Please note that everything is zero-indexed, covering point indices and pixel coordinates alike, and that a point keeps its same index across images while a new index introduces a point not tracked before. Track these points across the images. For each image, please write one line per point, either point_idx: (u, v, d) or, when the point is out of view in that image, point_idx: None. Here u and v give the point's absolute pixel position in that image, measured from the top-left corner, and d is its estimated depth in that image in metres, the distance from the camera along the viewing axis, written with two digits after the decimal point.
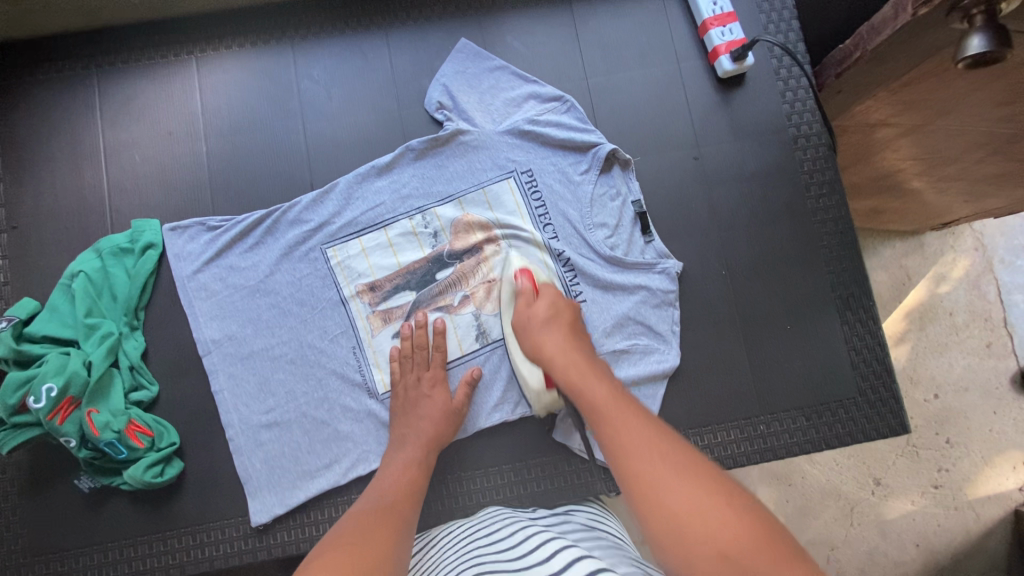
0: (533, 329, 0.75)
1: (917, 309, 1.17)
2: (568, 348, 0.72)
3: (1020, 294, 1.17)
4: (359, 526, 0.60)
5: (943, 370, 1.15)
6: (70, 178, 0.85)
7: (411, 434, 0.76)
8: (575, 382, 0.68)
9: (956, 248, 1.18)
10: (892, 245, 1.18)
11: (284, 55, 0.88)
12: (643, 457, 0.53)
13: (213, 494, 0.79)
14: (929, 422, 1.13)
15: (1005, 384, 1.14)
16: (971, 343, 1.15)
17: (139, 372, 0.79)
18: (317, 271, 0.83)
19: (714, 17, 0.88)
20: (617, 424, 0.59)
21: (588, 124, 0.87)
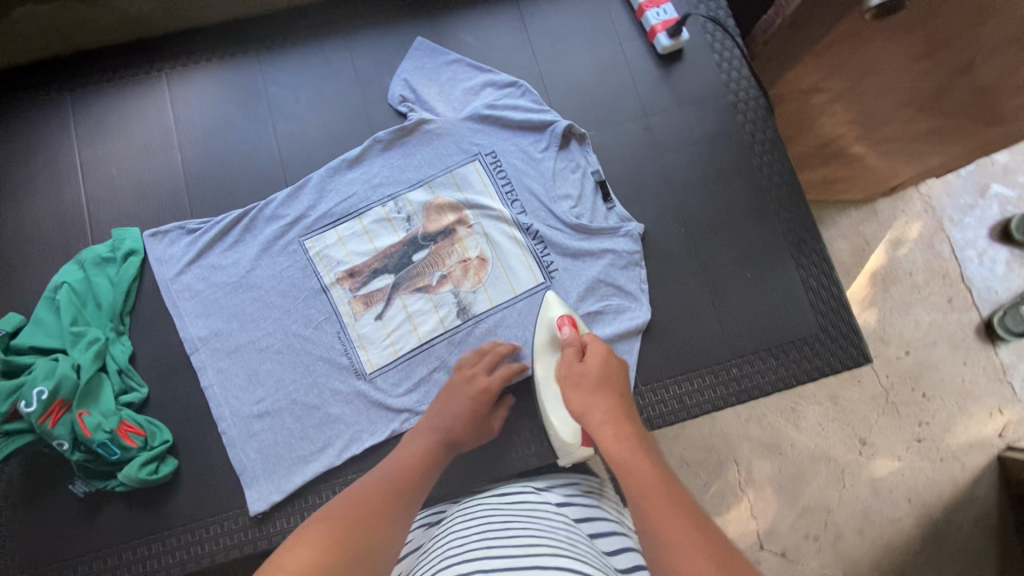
0: (581, 387, 0.72)
1: (880, 272, 1.22)
2: (612, 413, 0.69)
3: (972, 250, 1.23)
4: (353, 506, 0.59)
5: (911, 328, 1.20)
6: (49, 196, 0.87)
7: (434, 424, 0.74)
8: (618, 449, 0.65)
9: (907, 213, 1.25)
10: (848, 214, 1.25)
11: (249, 65, 0.93)
12: (693, 562, 0.50)
13: (210, 489, 0.80)
14: (905, 379, 1.18)
15: (971, 335, 1.19)
16: (933, 300, 1.21)
17: (128, 375, 0.81)
18: (297, 263, 0.86)
19: (648, 0, 0.96)
20: (664, 519, 0.55)
21: (544, 105, 0.93)
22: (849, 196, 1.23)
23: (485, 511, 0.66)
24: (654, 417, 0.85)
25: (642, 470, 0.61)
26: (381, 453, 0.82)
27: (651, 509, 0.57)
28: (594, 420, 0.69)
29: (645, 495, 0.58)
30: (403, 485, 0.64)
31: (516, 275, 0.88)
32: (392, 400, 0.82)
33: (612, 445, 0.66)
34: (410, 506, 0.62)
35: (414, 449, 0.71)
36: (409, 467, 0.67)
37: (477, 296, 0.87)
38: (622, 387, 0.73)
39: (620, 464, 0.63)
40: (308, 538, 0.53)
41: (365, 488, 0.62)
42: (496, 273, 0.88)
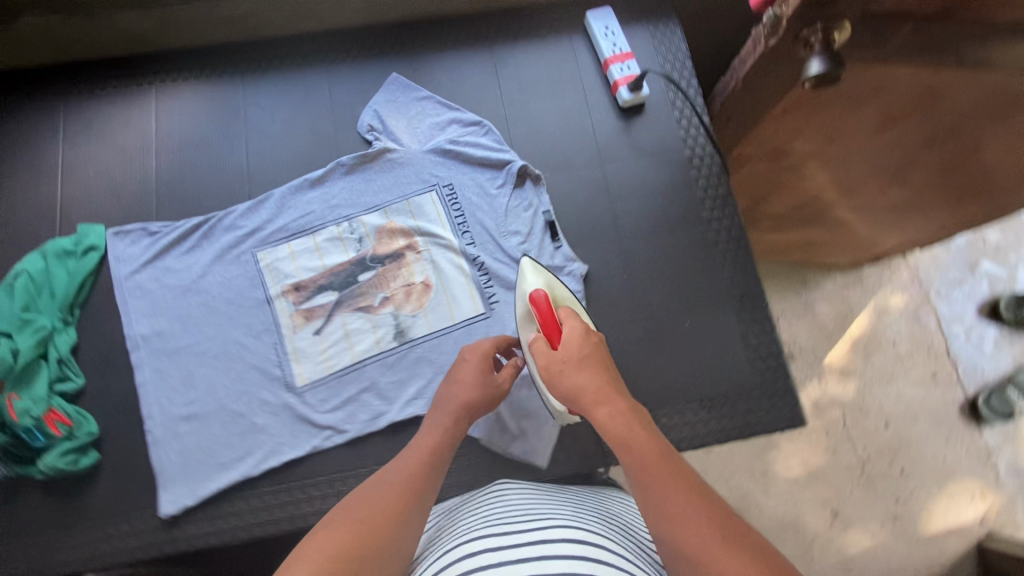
0: (565, 373, 0.65)
1: (862, 338, 1.31)
2: (603, 390, 0.63)
3: (959, 325, 1.30)
4: (364, 509, 0.58)
5: (893, 401, 1.27)
6: (26, 189, 0.92)
7: (447, 399, 0.75)
8: (614, 426, 0.61)
9: (893, 282, 1.33)
10: (835, 278, 1.35)
11: (234, 86, 0.99)
12: (698, 535, 0.49)
13: (127, 486, 0.81)
14: (883, 453, 1.23)
15: (955, 413, 1.25)
16: (917, 372, 1.28)
17: (67, 365, 0.84)
18: (246, 273, 0.89)
19: (614, 56, 1.00)
20: (672, 498, 0.53)
21: (504, 145, 0.97)
22: (836, 259, 1.33)
23: (492, 509, 0.66)
24: (578, 454, 0.88)
25: (641, 444, 0.58)
26: (300, 468, 0.83)
27: (657, 489, 0.54)
28: (588, 402, 0.63)
29: (646, 470, 0.56)
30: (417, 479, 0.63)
31: (456, 303, 0.90)
32: (317, 416, 0.84)
33: (609, 427, 0.61)
34: (421, 505, 0.61)
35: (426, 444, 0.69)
36: (423, 465, 0.66)
37: (416, 321, 0.88)
38: (607, 363, 0.67)
39: (620, 441, 0.59)
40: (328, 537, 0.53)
41: (379, 488, 0.61)
42: (438, 300, 0.90)
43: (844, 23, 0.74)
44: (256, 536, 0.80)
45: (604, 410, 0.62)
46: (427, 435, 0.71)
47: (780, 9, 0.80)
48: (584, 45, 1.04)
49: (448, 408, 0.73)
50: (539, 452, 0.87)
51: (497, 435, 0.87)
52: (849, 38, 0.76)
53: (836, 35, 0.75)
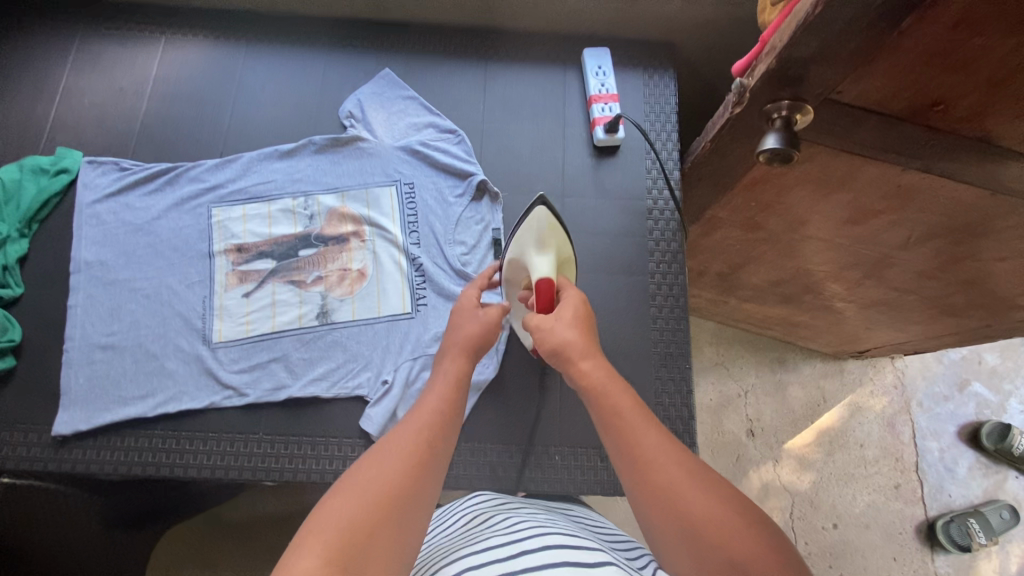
0: (555, 329, 0.69)
1: (829, 432, 1.41)
2: (585, 347, 0.67)
3: (932, 441, 1.39)
4: (383, 466, 0.55)
5: (846, 503, 1.35)
6: (24, 106, 0.99)
7: (452, 344, 0.76)
8: (594, 376, 0.65)
9: (875, 382, 1.44)
10: (812, 364, 1.46)
11: (237, 50, 1.04)
12: (665, 468, 0.54)
13: (32, 399, 0.84)
14: (824, 553, 1.31)
15: (909, 530, 1.32)
16: (878, 479, 1.36)
17: (10, 273, 0.88)
18: (197, 224, 0.93)
19: (599, 94, 1.02)
20: (647, 445, 0.56)
21: (472, 157, 0.99)
22: (816, 346, 1.44)
23: (478, 525, 0.66)
24: (467, 473, 0.86)
25: (618, 398, 0.61)
26: (192, 419, 0.84)
27: (627, 434, 0.58)
28: (572, 355, 0.67)
29: (620, 418, 0.60)
30: (432, 433, 0.61)
31: (385, 298, 0.91)
32: (223, 374, 0.86)
33: (590, 379, 0.64)
34: (438, 466, 0.58)
35: (437, 397, 0.68)
36: (436, 416, 0.64)
37: (342, 305, 0.90)
38: (594, 327, 0.72)
39: (600, 392, 0.63)
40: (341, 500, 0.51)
41: (394, 444, 0.58)
42: (369, 290, 0.91)
43: (805, 108, 0.74)
44: (135, 475, 0.82)
45: (587, 363, 0.66)
46: (435, 388, 0.70)
47: (749, 80, 0.80)
48: (575, 79, 1.06)
49: (450, 349, 0.75)
50: None
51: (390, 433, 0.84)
52: (812, 121, 0.75)
53: (797, 117, 0.75)
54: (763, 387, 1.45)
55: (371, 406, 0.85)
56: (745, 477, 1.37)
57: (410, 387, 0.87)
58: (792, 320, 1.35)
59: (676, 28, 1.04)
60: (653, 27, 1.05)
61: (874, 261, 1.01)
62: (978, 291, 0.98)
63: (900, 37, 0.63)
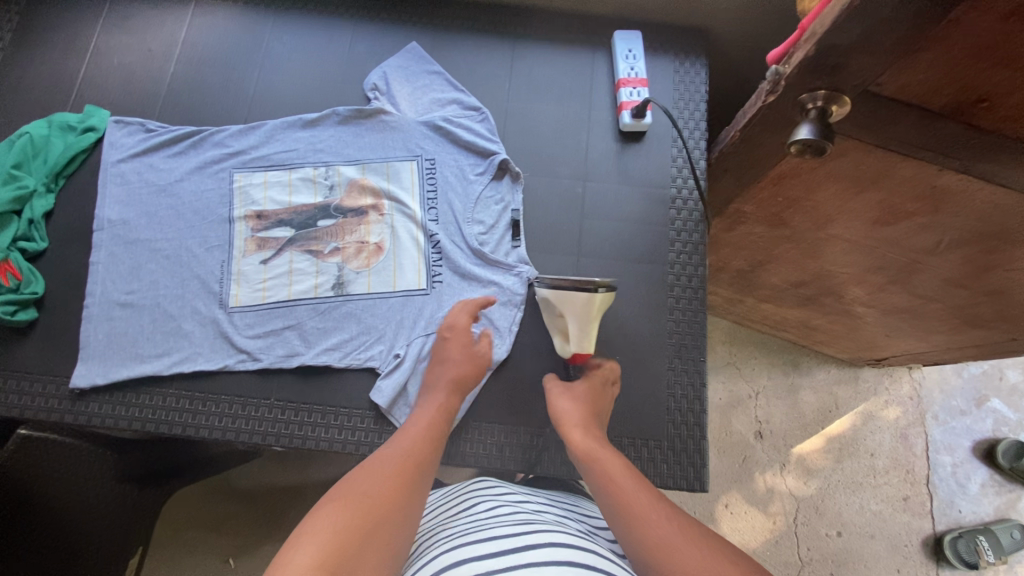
0: (559, 396, 0.81)
1: (839, 439, 1.39)
2: (584, 423, 0.77)
3: (945, 455, 1.36)
4: (373, 483, 0.63)
5: (853, 511, 1.33)
6: (57, 63, 1.00)
7: (438, 378, 0.81)
8: (589, 444, 0.73)
9: (890, 392, 1.41)
10: (827, 370, 1.44)
11: (266, 18, 1.04)
12: (656, 523, 0.59)
13: (53, 351, 0.86)
14: (825, 559, 1.30)
15: (915, 543, 1.30)
16: (887, 490, 1.34)
17: (36, 227, 0.89)
18: (219, 189, 0.93)
19: (627, 78, 1.00)
20: (631, 499, 0.63)
21: (495, 136, 0.98)
22: (832, 352, 1.41)
23: (475, 515, 0.67)
24: (475, 453, 0.86)
25: (610, 465, 0.69)
26: (206, 380, 0.85)
27: (619, 491, 0.65)
28: (570, 426, 0.77)
29: (611, 480, 0.67)
30: (417, 456, 0.69)
31: (401, 272, 0.91)
32: (238, 338, 0.86)
33: (584, 450, 0.72)
34: (421, 484, 0.65)
35: (424, 422, 0.75)
36: (421, 440, 0.72)
37: (358, 278, 0.90)
38: (601, 408, 0.82)
39: (591, 458, 0.71)
40: (335, 508, 0.58)
41: (381, 463, 0.66)
42: (386, 264, 0.91)
43: (841, 99, 0.72)
44: (149, 432, 0.83)
45: (581, 434, 0.75)
46: (425, 412, 0.77)
47: (784, 68, 0.78)
48: (604, 62, 1.04)
49: (439, 383, 0.81)
50: None
51: (399, 407, 0.85)
52: (847, 114, 0.74)
53: (833, 109, 0.73)
54: (775, 390, 1.43)
55: (381, 378, 0.85)
56: (751, 478, 1.36)
57: (422, 361, 0.87)
58: (811, 323, 1.32)
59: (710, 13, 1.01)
60: (686, 10, 1.02)
61: (901, 265, 0.98)
62: (1009, 302, 0.94)
63: (946, 27, 0.61)
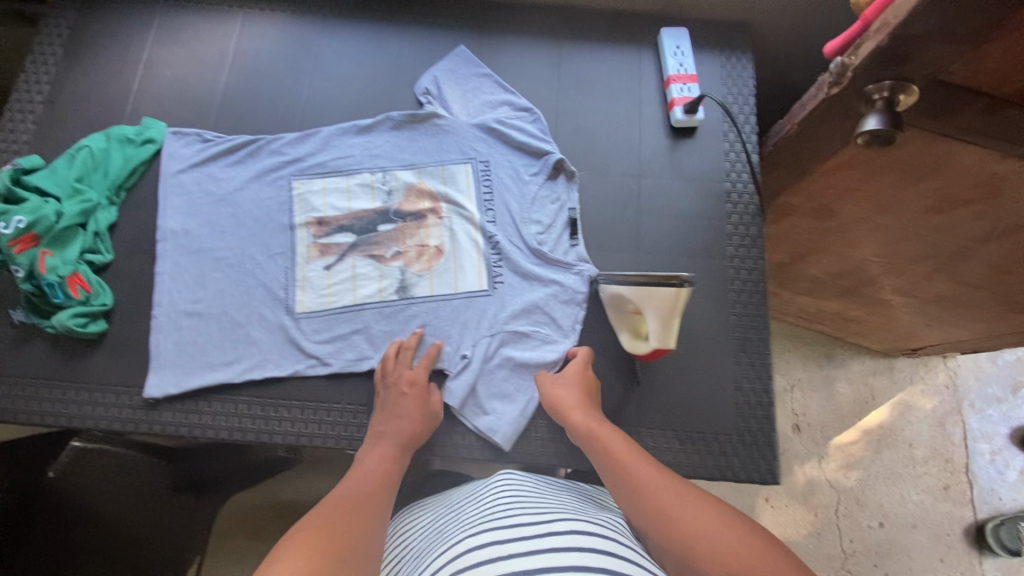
0: (554, 386, 0.83)
1: (878, 430, 1.38)
2: (579, 404, 0.79)
3: (984, 443, 1.35)
4: (338, 508, 0.63)
5: (894, 502, 1.32)
6: (110, 76, 1.00)
7: (389, 432, 0.78)
8: (588, 422, 0.76)
9: (927, 380, 1.41)
10: (861, 361, 1.43)
11: (313, 25, 1.04)
12: (656, 486, 0.62)
13: (124, 362, 0.86)
14: (869, 551, 1.29)
15: (957, 532, 1.30)
16: (927, 480, 1.33)
17: (100, 240, 0.90)
18: (278, 196, 0.94)
19: (677, 75, 1.01)
20: (631, 468, 0.65)
21: (548, 136, 0.99)
22: (867, 343, 1.41)
23: (491, 500, 0.67)
24: (542, 453, 0.85)
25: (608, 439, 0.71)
26: (278, 387, 0.86)
27: (619, 463, 0.67)
28: (567, 408, 0.79)
29: (609, 453, 0.69)
30: (374, 488, 0.69)
31: (462, 275, 0.92)
32: (308, 344, 0.87)
33: (583, 428, 0.75)
34: (381, 509, 0.65)
35: (379, 460, 0.74)
36: (374, 479, 0.71)
37: (421, 280, 0.91)
38: (593, 393, 0.83)
39: (591, 434, 0.73)
40: (304, 539, 0.56)
41: (338, 501, 0.65)
42: (447, 266, 0.92)
43: (909, 87, 0.72)
44: (225, 439, 0.83)
45: (579, 414, 0.77)
46: (376, 450, 0.76)
47: (850, 59, 0.77)
48: (651, 59, 1.05)
49: (387, 434, 0.78)
50: (503, 432, 0.85)
51: (470, 407, 0.86)
52: (915, 103, 0.73)
53: (902, 98, 0.73)
54: (810, 382, 1.42)
55: (451, 380, 0.86)
56: (791, 471, 1.35)
57: (489, 361, 0.88)
58: (846, 315, 1.32)
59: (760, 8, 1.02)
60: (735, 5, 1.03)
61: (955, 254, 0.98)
62: None
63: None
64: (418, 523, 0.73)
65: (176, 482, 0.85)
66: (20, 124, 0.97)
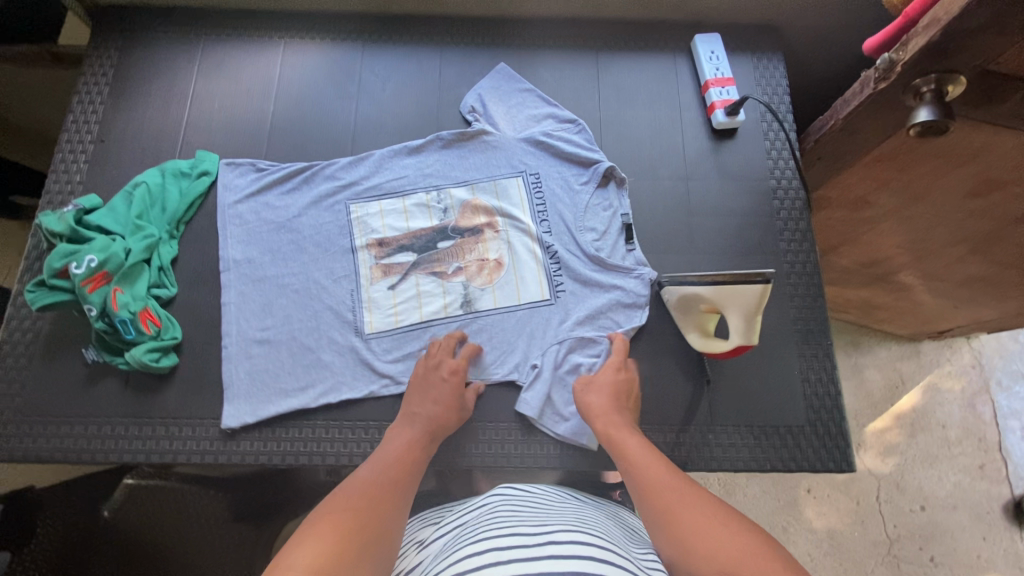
0: (582, 390, 0.83)
1: (909, 414, 1.33)
2: (606, 408, 0.79)
3: (1015, 420, 1.31)
4: (345, 507, 0.58)
5: (933, 483, 1.27)
6: (157, 112, 1.01)
7: (421, 416, 0.79)
8: (610, 427, 0.75)
9: (952, 362, 1.36)
10: (888, 347, 1.37)
11: (354, 51, 1.06)
12: (664, 491, 0.61)
13: (196, 393, 0.87)
14: (913, 535, 1.24)
15: (997, 509, 1.25)
16: (962, 460, 1.29)
17: (165, 274, 0.91)
18: (337, 221, 0.95)
19: (715, 79, 1.03)
20: (645, 472, 0.65)
21: (594, 146, 1.01)
22: (892, 330, 1.35)
23: (501, 506, 0.65)
24: None
25: (627, 444, 0.71)
26: (354, 408, 0.86)
27: (634, 467, 0.67)
28: (593, 413, 0.79)
29: (627, 458, 0.69)
30: (386, 483, 0.65)
31: (523, 286, 0.93)
32: (379, 364, 0.88)
33: (606, 433, 0.75)
34: (400, 496, 0.64)
35: (400, 448, 0.73)
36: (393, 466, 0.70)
37: (483, 295, 0.92)
38: (627, 395, 0.82)
39: (612, 440, 0.73)
40: (321, 524, 0.56)
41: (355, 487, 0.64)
42: (507, 279, 0.93)
43: (957, 78, 0.74)
44: (304, 465, 0.83)
45: (603, 419, 0.77)
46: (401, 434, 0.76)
47: (897, 54, 0.79)
48: (686, 65, 1.07)
49: (416, 419, 0.78)
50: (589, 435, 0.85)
51: (548, 416, 0.87)
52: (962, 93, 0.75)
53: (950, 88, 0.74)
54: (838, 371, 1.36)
55: (524, 391, 0.87)
56: None
57: (559, 369, 0.89)
58: (865, 300, 1.27)
59: (793, 13, 1.05)
60: (767, 10, 1.06)
61: None
62: None
63: None
64: (422, 535, 0.68)
65: (234, 511, 0.96)
66: (72, 164, 0.97)
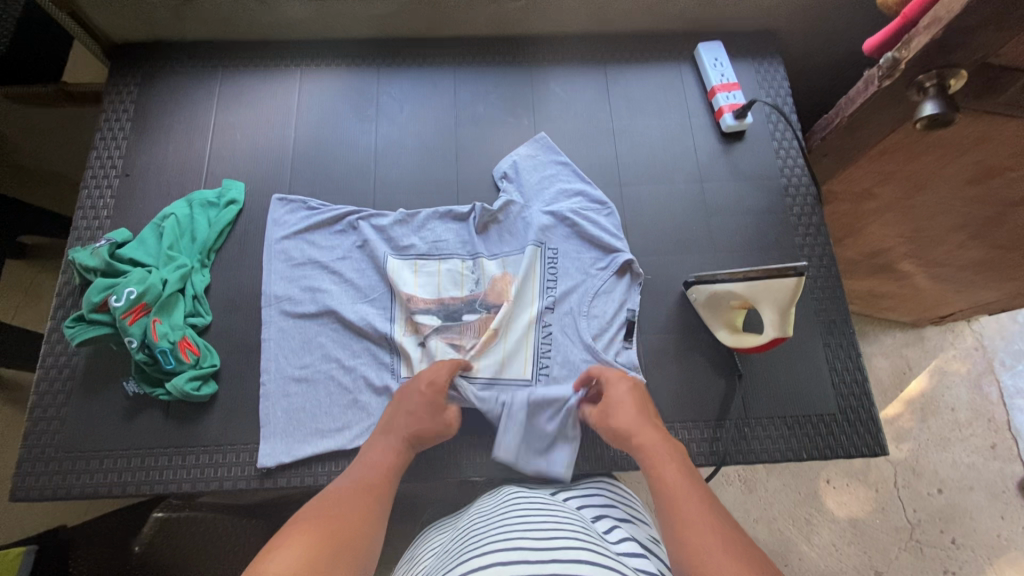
0: (612, 407, 0.76)
1: (919, 398, 1.35)
2: (641, 425, 0.73)
3: (1021, 399, 1.33)
4: (320, 522, 0.58)
5: (947, 465, 1.29)
6: (182, 144, 1.03)
7: (397, 427, 0.77)
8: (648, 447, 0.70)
9: (956, 346, 1.39)
10: (893, 335, 1.41)
11: (370, 75, 1.09)
12: (698, 531, 0.57)
13: (236, 420, 0.87)
14: (933, 519, 1.24)
15: (1012, 488, 1.26)
16: (974, 441, 1.31)
17: (199, 302, 0.91)
18: (374, 257, 0.97)
19: (721, 84, 1.07)
20: (682, 504, 0.60)
21: (620, 234, 0.98)
22: (896, 317, 1.39)
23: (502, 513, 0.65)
24: None
25: (666, 469, 0.66)
26: None
27: (672, 500, 0.62)
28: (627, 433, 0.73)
29: (666, 486, 0.63)
30: (360, 500, 0.64)
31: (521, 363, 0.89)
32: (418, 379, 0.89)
33: (643, 452, 0.70)
34: (378, 507, 0.65)
35: (377, 460, 0.73)
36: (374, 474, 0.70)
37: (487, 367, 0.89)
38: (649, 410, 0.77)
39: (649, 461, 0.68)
40: (300, 532, 0.56)
41: (336, 497, 0.64)
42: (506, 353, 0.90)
43: (958, 72, 0.74)
44: None
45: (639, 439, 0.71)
46: (378, 448, 0.75)
47: (901, 53, 0.80)
48: (691, 73, 1.12)
49: (396, 431, 0.77)
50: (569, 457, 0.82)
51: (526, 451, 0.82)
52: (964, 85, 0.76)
53: (953, 82, 0.75)
54: None
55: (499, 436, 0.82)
56: None
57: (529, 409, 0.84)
58: (872, 290, 1.30)
59: (792, 19, 1.10)
60: (767, 17, 1.10)
61: None
62: None
63: None
64: (431, 544, 0.68)
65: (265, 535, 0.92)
66: (99, 199, 0.98)
